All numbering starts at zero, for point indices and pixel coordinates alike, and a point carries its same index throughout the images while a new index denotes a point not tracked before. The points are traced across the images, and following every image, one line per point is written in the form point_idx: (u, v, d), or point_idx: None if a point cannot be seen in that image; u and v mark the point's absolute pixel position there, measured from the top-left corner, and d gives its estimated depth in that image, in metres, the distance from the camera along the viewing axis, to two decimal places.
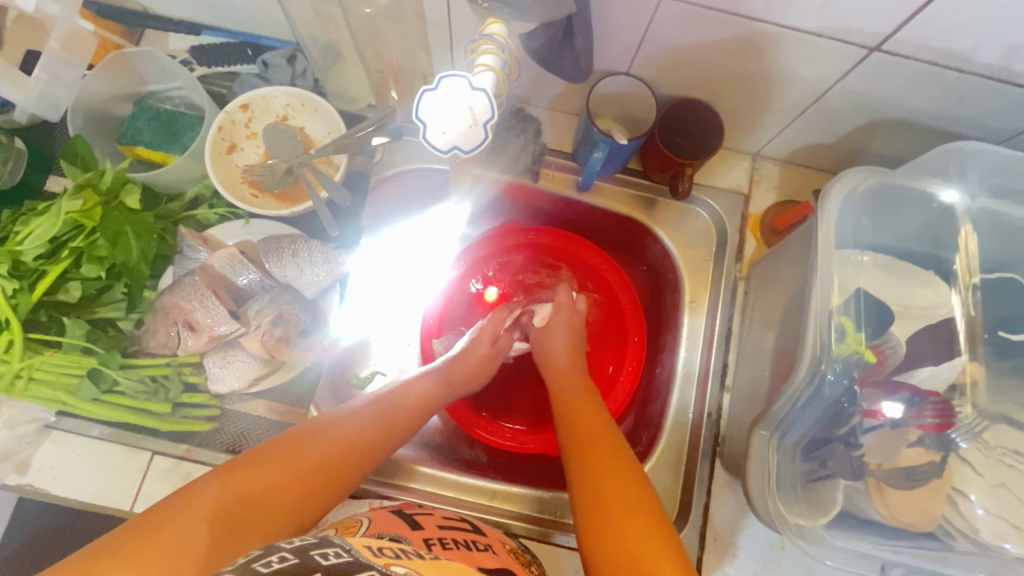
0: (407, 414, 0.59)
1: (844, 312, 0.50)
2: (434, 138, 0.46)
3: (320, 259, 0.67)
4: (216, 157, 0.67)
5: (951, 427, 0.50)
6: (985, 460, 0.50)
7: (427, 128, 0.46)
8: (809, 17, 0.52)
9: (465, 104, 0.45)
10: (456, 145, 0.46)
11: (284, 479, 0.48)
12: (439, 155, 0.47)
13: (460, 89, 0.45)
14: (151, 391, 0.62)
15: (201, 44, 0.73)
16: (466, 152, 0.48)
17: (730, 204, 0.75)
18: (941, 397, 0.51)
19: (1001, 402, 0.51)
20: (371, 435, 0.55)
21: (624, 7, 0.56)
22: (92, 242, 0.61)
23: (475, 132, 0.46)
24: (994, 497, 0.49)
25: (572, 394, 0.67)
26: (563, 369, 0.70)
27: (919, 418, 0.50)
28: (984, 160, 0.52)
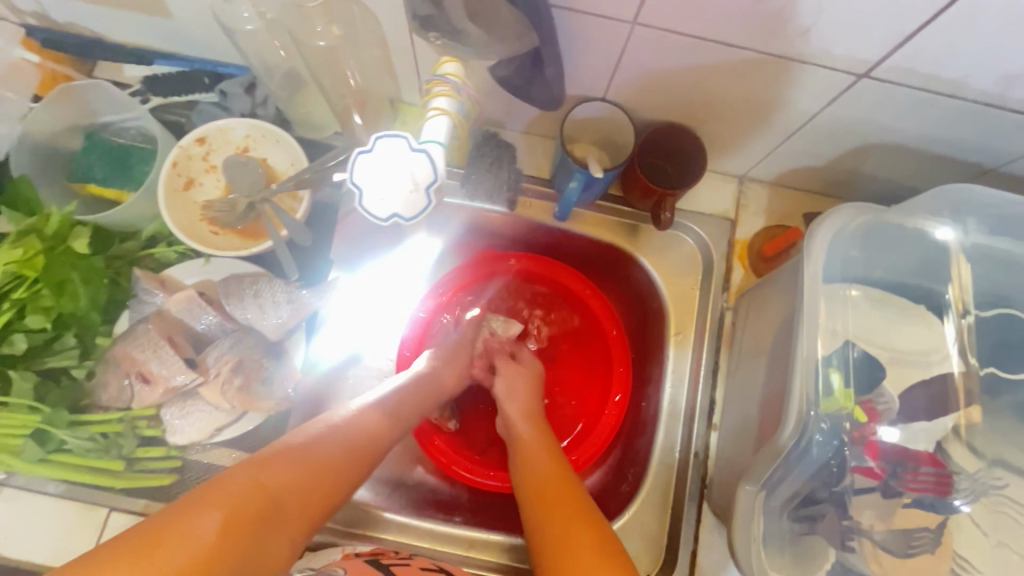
0: (382, 433, 0.55)
1: (832, 362, 0.47)
2: (374, 205, 0.43)
3: (284, 300, 0.63)
4: (171, 195, 0.64)
5: (952, 494, 0.47)
6: (988, 516, 0.47)
7: (364, 196, 0.43)
8: (792, 45, 0.49)
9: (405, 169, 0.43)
10: (397, 213, 0.43)
11: (293, 477, 0.46)
12: (380, 223, 0.44)
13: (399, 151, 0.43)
14: (103, 448, 0.59)
15: (155, 74, 0.69)
16: (408, 220, 0.45)
17: (716, 229, 0.72)
18: (940, 468, 0.47)
19: (1001, 454, 0.47)
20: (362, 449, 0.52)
21: (596, 34, 0.53)
22: (35, 292, 0.57)
23: (416, 198, 0.43)
24: (998, 559, 0.46)
25: (530, 443, 0.63)
26: (515, 420, 0.66)
27: (915, 479, 0.47)
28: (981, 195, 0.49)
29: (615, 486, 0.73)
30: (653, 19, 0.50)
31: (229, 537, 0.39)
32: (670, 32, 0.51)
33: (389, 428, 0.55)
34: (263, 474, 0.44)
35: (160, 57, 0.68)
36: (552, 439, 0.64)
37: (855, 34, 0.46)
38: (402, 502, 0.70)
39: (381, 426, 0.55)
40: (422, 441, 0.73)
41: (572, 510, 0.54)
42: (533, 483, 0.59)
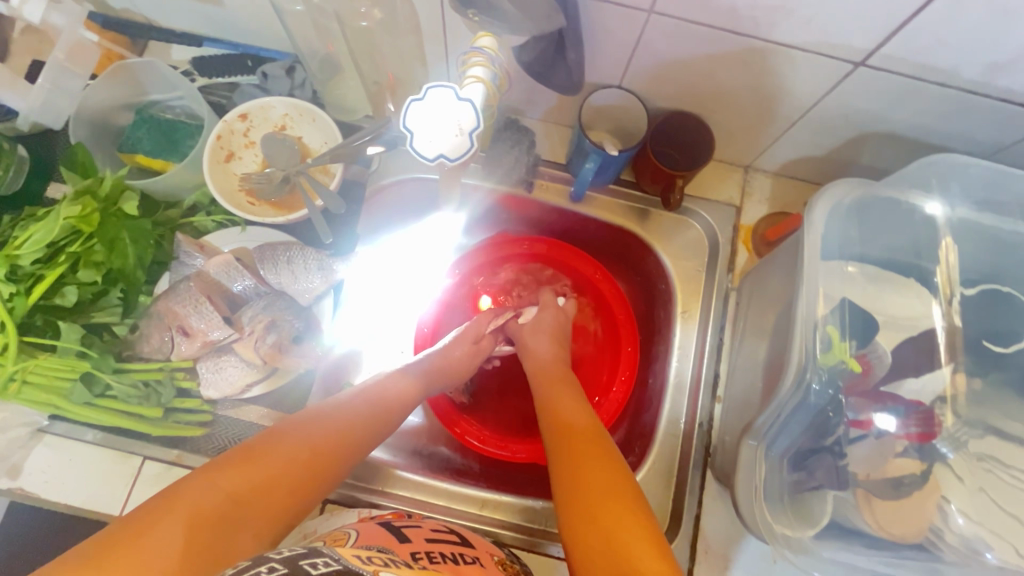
0: (392, 407, 0.59)
1: (830, 321, 0.51)
2: (422, 143, 0.48)
3: (315, 266, 0.68)
4: (214, 165, 0.69)
5: (934, 437, 0.50)
6: (967, 465, 0.50)
7: (414, 136, 0.48)
8: (794, 33, 0.54)
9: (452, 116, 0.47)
10: (444, 154, 0.48)
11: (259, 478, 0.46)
12: (427, 163, 0.49)
13: (446, 99, 0.47)
14: (143, 396, 0.62)
15: (203, 56, 0.74)
16: (452, 161, 0.49)
17: (722, 215, 0.76)
18: (922, 406, 0.51)
19: (987, 411, 0.51)
20: (357, 426, 0.55)
21: (614, 24, 0.57)
22: (89, 247, 0.61)
23: (461, 141, 0.48)
24: (974, 502, 0.49)
25: (553, 380, 0.69)
26: (544, 360, 0.72)
27: (905, 428, 0.50)
28: (966, 173, 0.53)
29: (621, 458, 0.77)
30: (667, 9, 0.54)
31: (196, 541, 0.41)
32: (682, 21, 0.55)
33: (369, 422, 0.56)
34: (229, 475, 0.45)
35: (209, 40, 0.74)
36: (572, 385, 0.68)
37: (852, 21, 0.51)
38: (418, 466, 0.74)
39: (366, 416, 0.56)
40: (438, 411, 0.76)
41: (592, 449, 0.58)
42: (557, 421, 0.63)
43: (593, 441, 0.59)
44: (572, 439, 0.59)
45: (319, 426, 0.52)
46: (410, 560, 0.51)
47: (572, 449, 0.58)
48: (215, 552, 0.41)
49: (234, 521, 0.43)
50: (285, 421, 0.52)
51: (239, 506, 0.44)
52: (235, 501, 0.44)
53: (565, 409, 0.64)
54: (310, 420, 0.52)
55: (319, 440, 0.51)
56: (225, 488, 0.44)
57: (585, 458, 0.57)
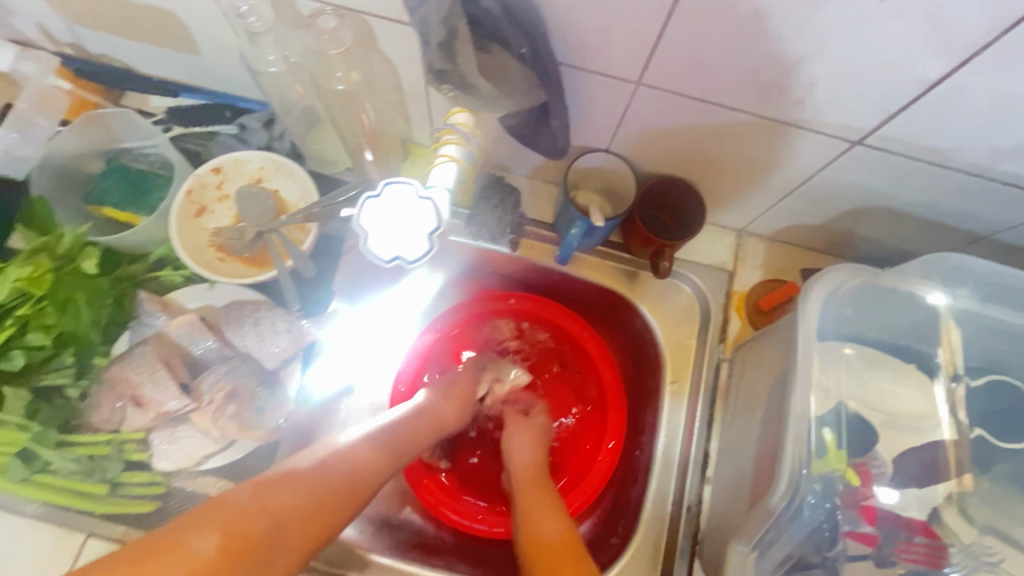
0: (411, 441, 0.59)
1: (826, 425, 0.47)
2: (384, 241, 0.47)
3: (284, 328, 0.65)
4: (182, 220, 0.66)
5: (944, 565, 0.46)
6: None
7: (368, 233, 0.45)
8: (789, 109, 0.51)
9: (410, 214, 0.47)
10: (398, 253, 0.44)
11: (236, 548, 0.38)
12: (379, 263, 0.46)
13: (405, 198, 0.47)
14: (86, 471, 0.58)
15: (178, 105, 0.72)
16: (408, 263, 0.45)
17: (714, 280, 0.73)
18: (932, 537, 0.46)
19: (995, 523, 0.47)
20: (384, 458, 0.53)
21: (601, 94, 0.55)
22: (39, 309, 0.57)
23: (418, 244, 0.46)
24: None
25: (528, 490, 0.65)
26: (522, 466, 0.68)
27: (908, 553, 0.46)
28: (966, 271, 0.48)
29: (605, 536, 0.72)
30: (656, 81, 0.52)
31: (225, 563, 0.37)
32: (671, 93, 0.53)
33: (395, 457, 0.55)
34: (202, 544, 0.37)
35: (186, 90, 0.72)
36: (553, 495, 0.65)
37: (848, 101, 0.48)
38: (387, 542, 0.69)
39: (390, 449, 0.55)
40: (410, 477, 0.72)
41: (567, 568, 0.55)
42: (537, 544, 0.59)
43: (569, 558, 0.56)
44: (548, 557, 0.57)
45: (351, 452, 0.50)
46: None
47: (547, 564, 0.56)
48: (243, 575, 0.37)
49: (267, 545, 0.40)
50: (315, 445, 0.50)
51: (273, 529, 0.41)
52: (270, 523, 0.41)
53: (539, 517, 0.61)
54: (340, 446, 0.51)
55: (350, 468, 0.49)
56: (262, 506, 0.41)
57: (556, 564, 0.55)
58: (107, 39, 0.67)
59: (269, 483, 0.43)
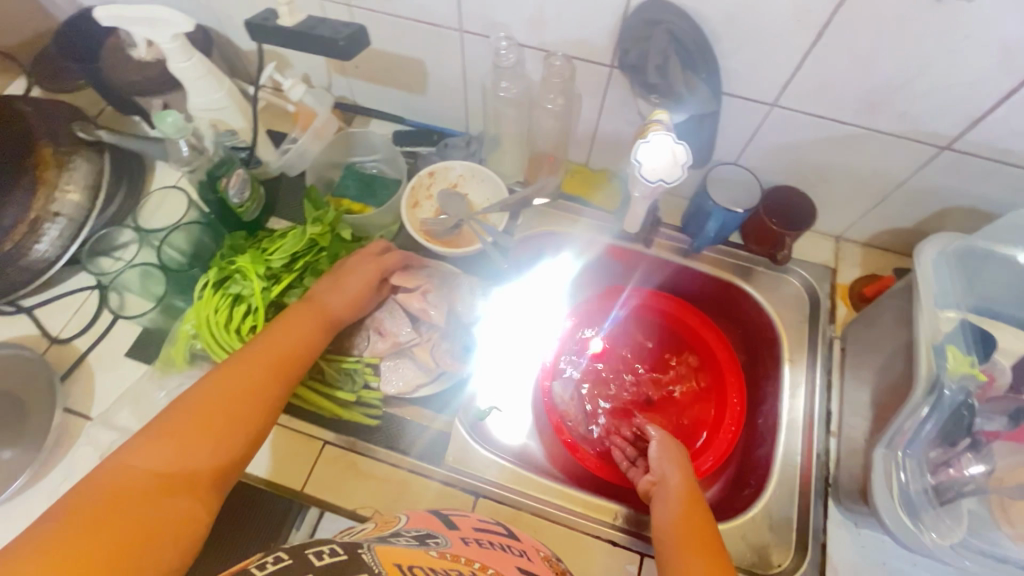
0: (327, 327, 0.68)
1: (950, 341, 0.59)
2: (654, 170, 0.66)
3: (477, 291, 0.82)
4: (408, 209, 0.87)
5: None
6: None
7: (643, 166, 0.65)
8: (890, 122, 0.69)
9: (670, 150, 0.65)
10: (662, 177, 0.65)
11: (257, 382, 0.59)
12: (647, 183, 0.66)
13: (665, 140, 0.64)
14: (343, 381, 0.75)
15: (403, 130, 0.96)
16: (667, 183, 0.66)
17: (820, 275, 0.88)
18: None
19: None
20: (278, 356, 0.62)
21: (742, 113, 0.75)
22: (317, 259, 0.77)
23: (674, 168, 0.65)
24: None
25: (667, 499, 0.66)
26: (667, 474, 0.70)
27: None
28: None
29: (737, 492, 0.81)
30: (788, 103, 0.71)
31: (164, 496, 0.49)
32: (798, 112, 0.72)
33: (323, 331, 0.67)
34: (240, 385, 0.58)
35: (411, 121, 0.97)
36: (705, 517, 0.63)
37: (937, 113, 0.66)
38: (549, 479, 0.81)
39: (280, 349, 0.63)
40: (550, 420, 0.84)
41: (700, 544, 0.60)
42: (664, 529, 0.63)
43: (708, 532, 0.61)
44: (677, 536, 0.61)
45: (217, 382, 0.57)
46: (457, 541, 0.55)
47: (698, 547, 0.59)
48: (177, 502, 0.49)
49: (199, 476, 0.52)
50: (200, 383, 0.57)
51: (199, 450, 0.53)
52: (187, 458, 0.52)
53: (690, 522, 0.63)
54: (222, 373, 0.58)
55: (254, 375, 0.59)
56: (184, 456, 0.52)
57: (699, 537, 0.61)
58: (359, 82, 0.93)
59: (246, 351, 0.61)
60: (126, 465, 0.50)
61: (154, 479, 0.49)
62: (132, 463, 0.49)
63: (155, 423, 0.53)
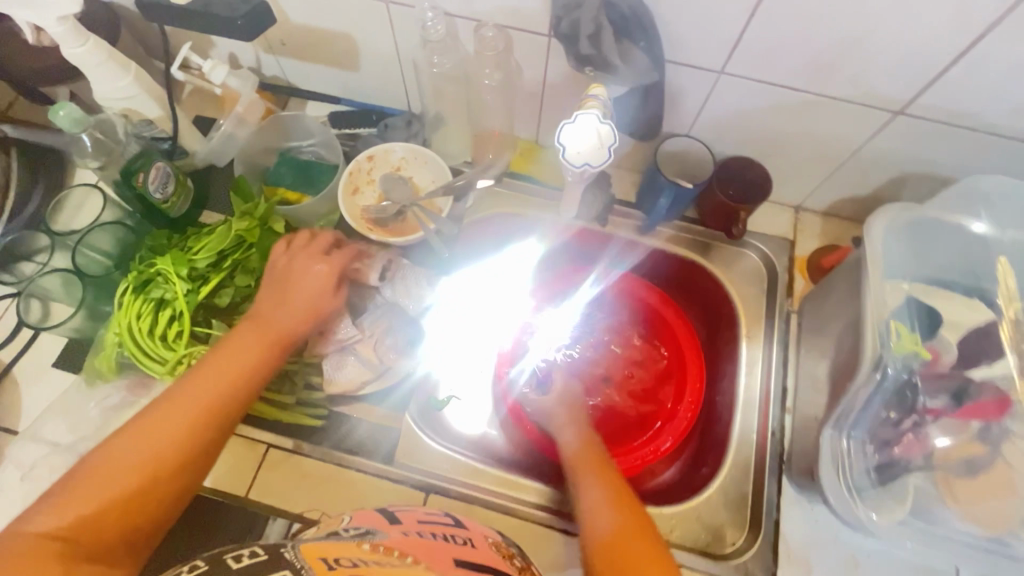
0: (275, 342, 0.60)
1: (897, 319, 0.57)
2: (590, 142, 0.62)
3: (426, 281, 0.80)
4: (346, 196, 0.82)
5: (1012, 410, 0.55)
6: None
7: (565, 150, 0.61)
8: (841, 87, 0.66)
9: (595, 132, 0.60)
10: (588, 162, 0.61)
11: (189, 426, 0.53)
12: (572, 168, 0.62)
13: (590, 121, 0.59)
14: (280, 380, 0.73)
15: (338, 111, 0.90)
16: (595, 166, 0.62)
17: (779, 248, 0.86)
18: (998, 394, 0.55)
19: None
20: (216, 392, 0.55)
21: (689, 82, 0.70)
22: (247, 256, 0.72)
23: (600, 152, 0.61)
24: None
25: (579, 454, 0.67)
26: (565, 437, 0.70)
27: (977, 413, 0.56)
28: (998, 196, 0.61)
29: (695, 470, 0.81)
30: (735, 70, 0.67)
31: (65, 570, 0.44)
32: (746, 80, 0.68)
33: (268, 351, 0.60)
34: (166, 431, 0.52)
35: (346, 101, 0.92)
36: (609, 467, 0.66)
37: (889, 76, 0.63)
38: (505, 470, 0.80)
39: (218, 380, 0.56)
40: (510, 412, 0.81)
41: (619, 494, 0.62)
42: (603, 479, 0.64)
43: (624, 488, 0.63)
44: (600, 487, 0.62)
45: (142, 426, 0.51)
46: (395, 533, 0.53)
47: (620, 499, 0.61)
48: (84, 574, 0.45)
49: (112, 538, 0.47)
50: (124, 427, 0.52)
51: (114, 509, 0.48)
52: (100, 520, 0.47)
53: (603, 475, 0.64)
54: (145, 416, 0.53)
55: (183, 419, 0.52)
56: (93, 517, 0.47)
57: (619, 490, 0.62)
58: (289, 61, 0.87)
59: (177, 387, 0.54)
60: (26, 530, 0.45)
61: (60, 546, 0.45)
62: (31, 528, 0.45)
63: (67, 475, 0.49)
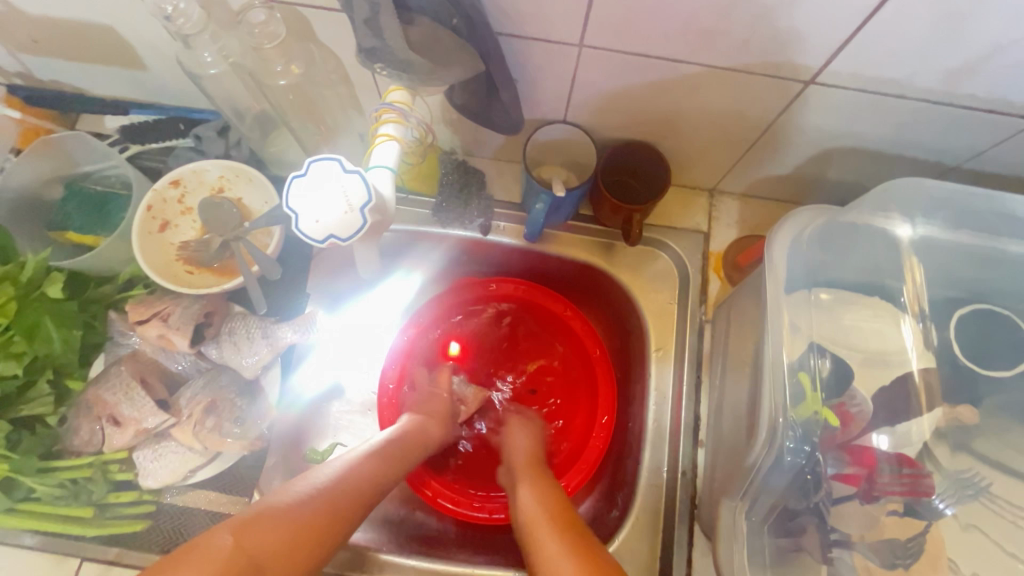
0: (377, 473, 0.56)
1: (800, 367, 0.46)
2: (309, 227, 0.44)
3: (258, 335, 0.64)
4: (145, 236, 0.64)
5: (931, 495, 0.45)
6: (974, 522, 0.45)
7: (298, 217, 0.44)
8: (733, 56, 0.50)
9: (340, 190, 0.45)
10: (332, 233, 0.44)
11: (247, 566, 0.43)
12: (316, 245, 0.45)
13: (331, 173, 0.45)
14: (72, 493, 0.57)
15: (133, 124, 0.72)
16: (345, 240, 0.45)
17: (690, 244, 0.72)
18: (916, 469, 0.45)
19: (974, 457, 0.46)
20: (302, 527, 0.47)
21: (548, 58, 0.54)
22: (7, 338, 0.57)
23: (350, 218, 0.45)
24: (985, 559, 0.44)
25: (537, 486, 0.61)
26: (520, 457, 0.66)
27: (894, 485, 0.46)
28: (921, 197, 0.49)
29: (605, 511, 0.71)
30: (598, 42, 0.51)
31: None
32: (614, 53, 0.52)
33: (376, 483, 0.55)
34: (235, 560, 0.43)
35: (138, 107, 0.72)
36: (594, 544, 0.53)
37: (790, 41, 0.47)
38: (388, 539, 0.69)
39: (319, 508, 0.49)
40: (407, 473, 0.71)
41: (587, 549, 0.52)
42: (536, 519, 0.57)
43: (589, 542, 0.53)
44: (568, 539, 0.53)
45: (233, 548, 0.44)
46: None
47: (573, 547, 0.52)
48: None
49: None
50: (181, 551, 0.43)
51: None
52: None
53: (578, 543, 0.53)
54: (237, 537, 0.44)
55: (261, 547, 0.45)
56: None
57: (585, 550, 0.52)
58: (52, 62, 0.67)
59: (266, 507, 0.47)
60: None
61: None
62: None
63: None
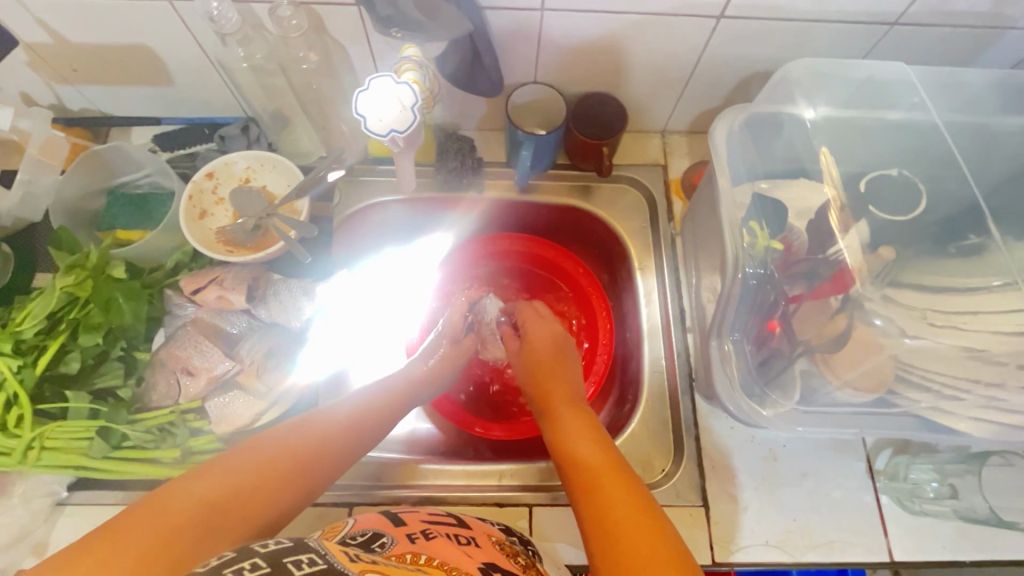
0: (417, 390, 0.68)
1: (750, 219, 0.61)
2: (374, 125, 0.60)
3: (300, 292, 0.73)
4: (190, 221, 0.73)
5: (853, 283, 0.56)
6: (915, 322, 0.54)
7: (367, 119, 0.60)
8: (658, 3, 0.65)
9: (395, 96, 0.60)
10: (393, 127, 0.60)
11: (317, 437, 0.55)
12: (381, 138, 0.61)
13: (386, 85, 0.60)
14: (158, 439, 0.65)
15: (163, 132, 0.81)
16: (402, 133, 0.61)
17: (652, 175, 0.86)
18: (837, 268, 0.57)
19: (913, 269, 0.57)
20: (356, 416, 0.59)
21: (517, 23, 0.68)
22: (86, 313, 0.66)
23: (406, 114, 0.60)
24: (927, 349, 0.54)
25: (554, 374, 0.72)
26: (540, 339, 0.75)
27: (822, 288, 0.57)
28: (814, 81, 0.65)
29: (619, 410, 0.81)
30: (555, 5, 0.65)
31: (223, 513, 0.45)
32: (567, 12, 0.66)
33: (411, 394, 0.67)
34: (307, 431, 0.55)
35: (169, 118, 0.82)
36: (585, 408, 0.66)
37: None
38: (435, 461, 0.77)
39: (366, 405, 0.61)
40: (444, 410, 0.81)
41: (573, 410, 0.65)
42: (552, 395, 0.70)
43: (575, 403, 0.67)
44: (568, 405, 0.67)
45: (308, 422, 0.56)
46: (403, 539, 0.53)
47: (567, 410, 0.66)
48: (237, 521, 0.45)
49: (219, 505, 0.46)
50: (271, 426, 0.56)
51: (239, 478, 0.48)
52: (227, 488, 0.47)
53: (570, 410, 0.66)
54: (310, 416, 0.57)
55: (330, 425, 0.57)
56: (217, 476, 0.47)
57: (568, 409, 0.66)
58: (89, 88, 0.77)
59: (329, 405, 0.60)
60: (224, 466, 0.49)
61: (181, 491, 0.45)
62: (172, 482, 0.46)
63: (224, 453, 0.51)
